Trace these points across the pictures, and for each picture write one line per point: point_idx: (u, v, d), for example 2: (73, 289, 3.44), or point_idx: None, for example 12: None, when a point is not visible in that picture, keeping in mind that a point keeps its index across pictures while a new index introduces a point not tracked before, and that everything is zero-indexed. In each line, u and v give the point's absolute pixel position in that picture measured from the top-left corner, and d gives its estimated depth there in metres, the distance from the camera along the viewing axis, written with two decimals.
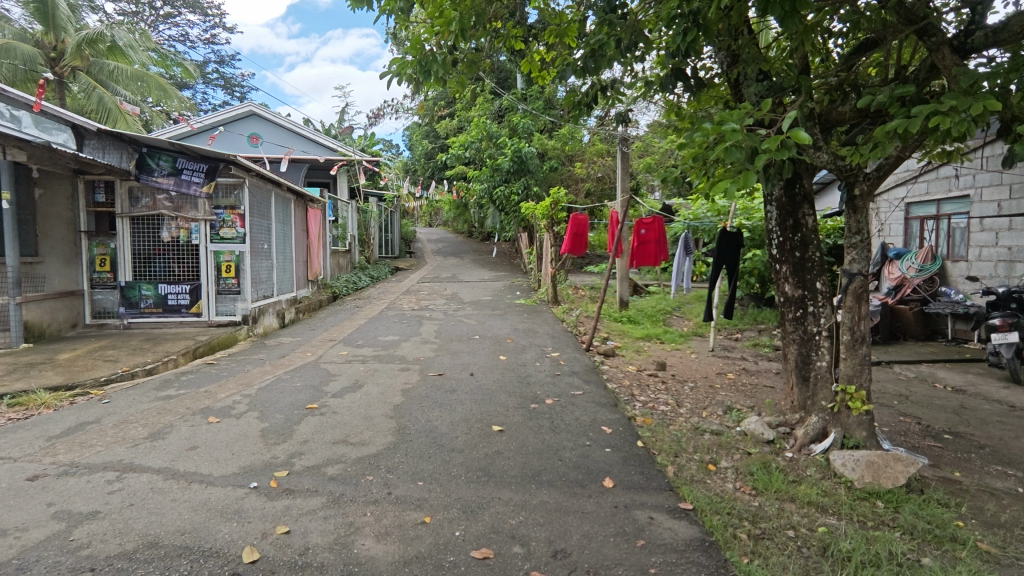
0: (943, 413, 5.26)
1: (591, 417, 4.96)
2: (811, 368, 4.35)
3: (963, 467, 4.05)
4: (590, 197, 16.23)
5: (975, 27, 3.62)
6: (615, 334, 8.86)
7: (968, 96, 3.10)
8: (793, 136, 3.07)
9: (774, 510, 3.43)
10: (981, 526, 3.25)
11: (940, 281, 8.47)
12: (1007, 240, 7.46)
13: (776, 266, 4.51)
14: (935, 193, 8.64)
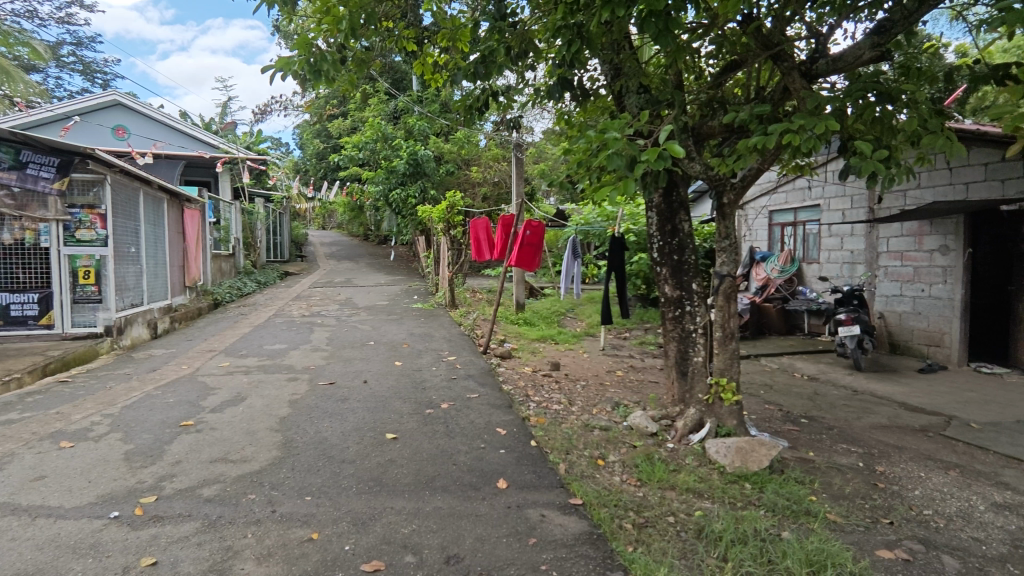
0: (800, 400, 5.87)
1: (486, 419, 4.99)
2: (688, 363, 4.68)
3: (816, 447, 4.53)
4: (486, 201, 16.33)
5: (819, 56, 4.07)
6: (512, 336, 9.01)
7: (813, 116, 3.47)
8: (669, 149, 3.26)
9: (656, 498, 3.65)
10: (830, 498, 3.65)
11: (797, 281, 9.46)
12: (850, 245, 8.46)
13: (657, 268, 4.79)
14: (793, 202, 9.62)
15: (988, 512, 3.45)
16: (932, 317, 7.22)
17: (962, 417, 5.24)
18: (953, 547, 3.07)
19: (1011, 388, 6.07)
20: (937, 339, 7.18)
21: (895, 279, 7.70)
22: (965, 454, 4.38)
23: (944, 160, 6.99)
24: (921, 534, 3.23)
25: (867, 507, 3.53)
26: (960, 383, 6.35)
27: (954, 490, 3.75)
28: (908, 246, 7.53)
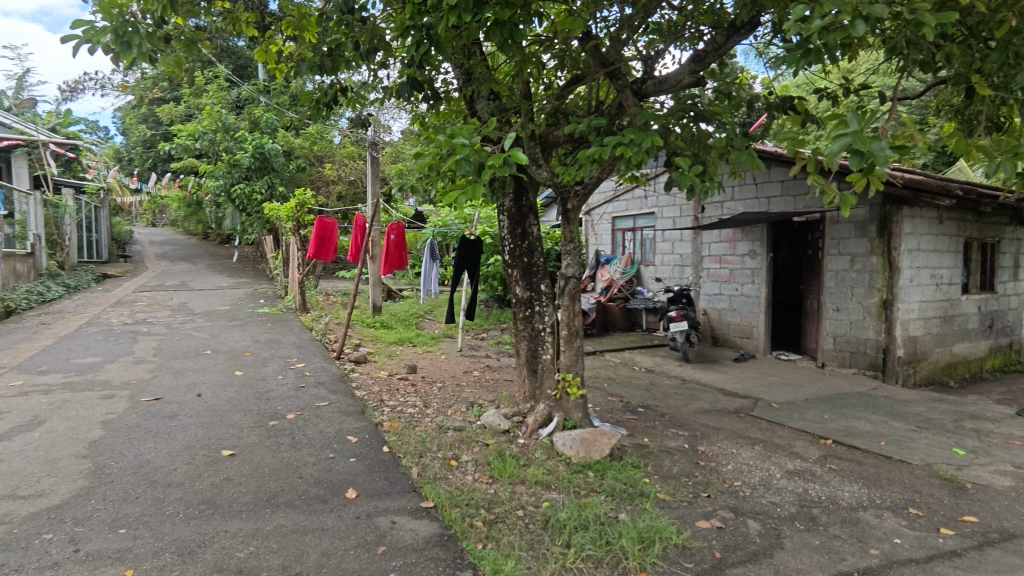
0: (638, 391, 6.42)
1: (337, 427, 4.78)
2: (539, 361, 4.88)
3: (650, 433, 4.97)
4: (342, 200, 15.70)
5: (648, 77, 4.45)
6: (368, 340, 8.73)
7: (643, 132, 3.81)
8: (513, 156, 3.37)
9: (507, 493, 3.76)
10: (660, 479, 4.03)
11: (637, 282, 10.33)
12: (680, 249, 9.41)
13: (509, 270, 4.93)
14: (632, 210, 10.47)
15: (783, 478, 4.03)
16: (744, 312, 8.28)
17: (766, 398, 6.07)
18: (757, 512, 3.54)
19: (803, 372, 7.16)
20: (748, 331, 8.24)
21: (715, 280, 8.71)
22: (768, 430, 5.08)
23: (751, 177, 8.03)
24: (732, 502, 3.68)
25: (690, 484, 3.94)
26: (766, 369, 7.35)
27: (758, 462, 4.33)
28: (725, 251, 8.55)
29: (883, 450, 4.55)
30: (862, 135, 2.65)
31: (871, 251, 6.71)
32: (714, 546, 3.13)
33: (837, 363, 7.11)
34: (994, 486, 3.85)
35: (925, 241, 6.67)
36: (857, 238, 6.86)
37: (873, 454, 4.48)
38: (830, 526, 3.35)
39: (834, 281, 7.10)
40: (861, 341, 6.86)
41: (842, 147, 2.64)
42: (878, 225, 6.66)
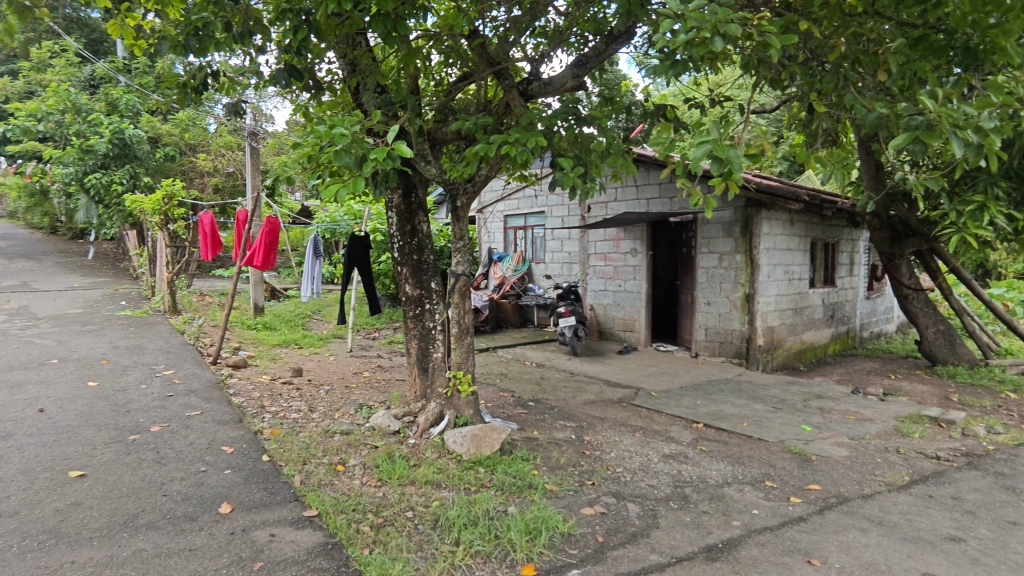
0: (529, 385, 6.56)
1: (209, 438, 4.43)
2: (429, 359, 4.83)
3: (539, 426, 5.11)
4: (218, 193, 14.54)
5: (534, 78, 4.53)
6: (249, 343, 8.16)
7: (528, 132, 3.91)
8: (397, 150, 3.30)
9: (396, 495, 3.68)
10: (549, 470, 4.15)
11: (528, 279, 10.57)
12: (568, 247, 9.74)
13: (398, 268, 4.83)
14: (523, 209, 10.69)
15: (660, 462, 4.31)
16: (627, 307, 8.75)
17: (646, 388, 6.46)
18: (636, 495, 3.76)
19: (679, 361, 7.70)
20: (631, 325, 8.73)
21: (601, 277, 9.12)
22: (647, 418, 5.41)
23: (632, 179, 8.49)
24: (614, 488, 3.87)
25: (576, 473, 4.10)
26: (646, 360, 7.82)
27: (638, 448, 4.59)
28: (609, 249, 8.98)
29: (746, 430, 5.00)
30: (720, 143, 2.92)
31: (735, 249, 7.36)
32: (598, 531, 3.28)
33: (708, 352, 7.73)
34: (834, 457, 4.37)
35: (780, 241, 7.43)
36: (724, 238, 7.49)
37: (737, 435, 4.92)
38: (699, 502, 3.64)
39: (705, 277, 7.71)
40: (728, 332, 7.51)
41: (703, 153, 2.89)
42: (741, 226, 7.31)
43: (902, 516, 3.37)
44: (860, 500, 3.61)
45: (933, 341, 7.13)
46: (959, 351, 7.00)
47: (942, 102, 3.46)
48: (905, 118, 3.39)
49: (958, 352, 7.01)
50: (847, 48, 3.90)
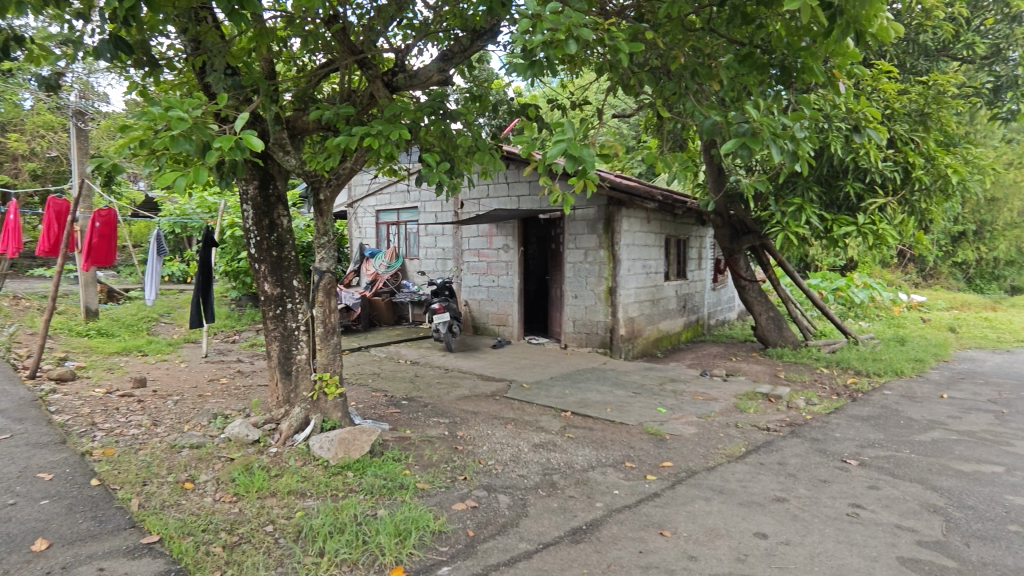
0: (402, 384, 6.44)
1: (22, 465, 3.81)
2: (292, 362, 4.54)
3: (412, 425, 5.03)
4: (36, 181, 12.56)
5: (399, 70, 4.42)
6: (77, 352, 7.13)
7: (392, 125, 3.84)
8: (245, 138, 3.04)
9: (254, 510, 3.41)
10: (421, 468, 4.10)
11: (402, 275, 10.38)
12: (442, 244, 9.69)
13: (255, 265, 4.47)
14: (395, 204, 10.47)
15: (530, 452, 4.44)
16: (500, 302, 8.91)
17: (519, 380, 6.62)
18: (506, 486, 3.83)
19: (550, 353, 7.99)
20: (504, 319, 8.89)
21: (475, 272, 9.18)
22: (519, 409, 5.54)
23: (503, 176, 8.65)
24: (485, 481, 3.91)
25: (448, 469, 4.09)
26: (519, 353, 8.03)
27: (509, 440, 4.69)
28: (482, 245, 9.07)
29: (609, 415, 5.31)
30: (575, 142, 3.09)
31: (599, 245, 7.78)
32: (468, 526, 3.29)
33: (576, 343, 8.10)
34: (684, 434, 4.78)
35: (638, 237, 7.98)
36: (588, 234, 7.88)
37: (601, 420, 5.21)
38: (566, 488, 3.79)
39: (572, 272, 8.07)
40: (593, 323, 7.92)
41: (559, 151, 3.04)
42: (603, 223, 7.74)
43: (739, 483, 3.77)
44: (705, 472, 3.98)
45: (765, 326, 8.07)
46: (785, 334, 8.00)
47: (764, 114, 3.91)
48: (734, 126, 3.79)
49: (785, 335, 8.01)
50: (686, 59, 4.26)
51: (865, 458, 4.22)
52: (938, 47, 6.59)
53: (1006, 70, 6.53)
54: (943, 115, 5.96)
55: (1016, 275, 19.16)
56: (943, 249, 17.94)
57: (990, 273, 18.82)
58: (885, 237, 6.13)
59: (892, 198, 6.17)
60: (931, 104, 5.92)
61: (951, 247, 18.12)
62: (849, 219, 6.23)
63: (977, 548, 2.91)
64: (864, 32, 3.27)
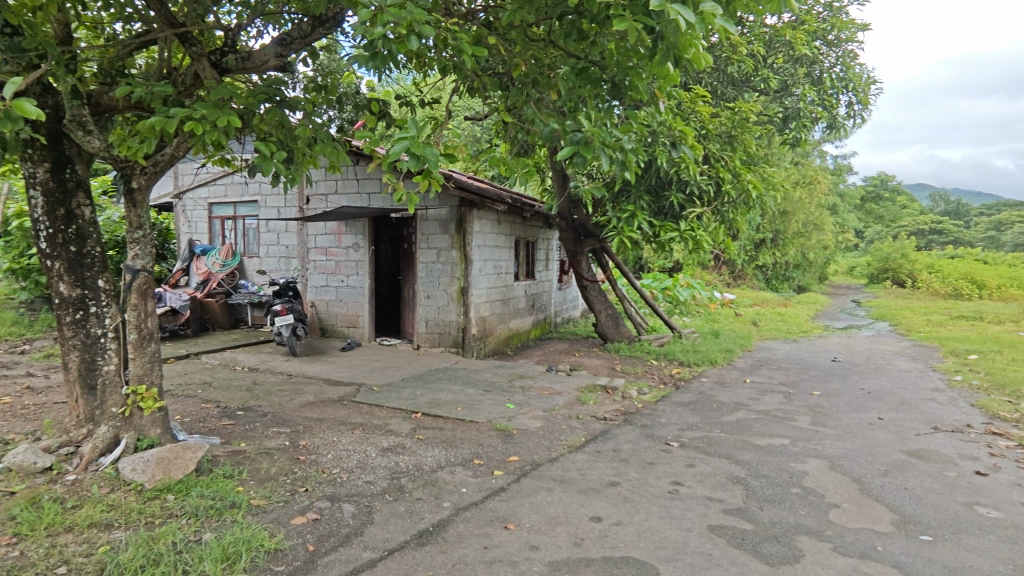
0: (238, 392, 5.92)
1: None
2: (97, 374, 3.93)
3: (248, 437, 4.63)
4: None
5: (229, 50, 4.07)
6: None
7: (217, 109, 3.52)
8: (18, 108, 2.57)
9: (42, 550, 2.90)
10: (256, 484, 3.78)
11: (239, 275, 9.53)
12: (285, 241, 9.06)
13: (46, 262, 3.80)
14: (231, 196, 9.59)
15: (378, 456, 4.32)
16: (350, 303, 8.56)
17: (368, 383, 6.42)
18: (351, 494, 3.68)
19: (401, 354, 7.86)
20: (354, 320, 8.56)
21: (322, 271, 8.72)
22: (367, 413, 5.37)
23: (352, 172, 8.32)
24: (328, 491, 3.72)
25: (288, 482, 3.83)
26: (369, 356, 7.79)
27: (356, 445, 4.52)
28: (330, 243, 8.64)
29: (459, 414, 5.36)
30: (417, 141, 3.12)
31: (451, 245, 7.81)
32: (308, 540, 3.09)
33: (428, 344, 8.07)
34: (530, 429, 4.98)
35: (489, 238, 8.15)
36: (440, 234, 7.87)
37: (451, 420, 5.23)
38: (414, 490, 3.74)
39: (424, 272, 8.01)
40: (445, 323, 7.94)
41: (401, 148, 3.06)
42: (455, 223, 7.79)
43: (578, 472, 4.01)
44: (548, 463, 4.18)
45: (605, 322, 8.71)
46: (622, 330, 8.69)
47: (597, 126, 4.21)
48: (568, 133, 4.09)
49: (621, 331, 8.70)
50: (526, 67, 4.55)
51: (684, 439, 4.72)
52: (742, 78, 7.59)
53: (791, 103, 7.72)
54: (745, 138, 6.87)
55: (801, 276, 22.81)
56: (748, 254, 20.77)
57: (782, 275, 22.17)
58: (701, 242, 6.95)
59: (707, 208, 6.99)
60: (736, 127, 6.77)
61: (754, 253, 21.03)
62: (673, 226, 6.99)
63: (768, 510, 3.39)
64: (680, 58, 3.59)
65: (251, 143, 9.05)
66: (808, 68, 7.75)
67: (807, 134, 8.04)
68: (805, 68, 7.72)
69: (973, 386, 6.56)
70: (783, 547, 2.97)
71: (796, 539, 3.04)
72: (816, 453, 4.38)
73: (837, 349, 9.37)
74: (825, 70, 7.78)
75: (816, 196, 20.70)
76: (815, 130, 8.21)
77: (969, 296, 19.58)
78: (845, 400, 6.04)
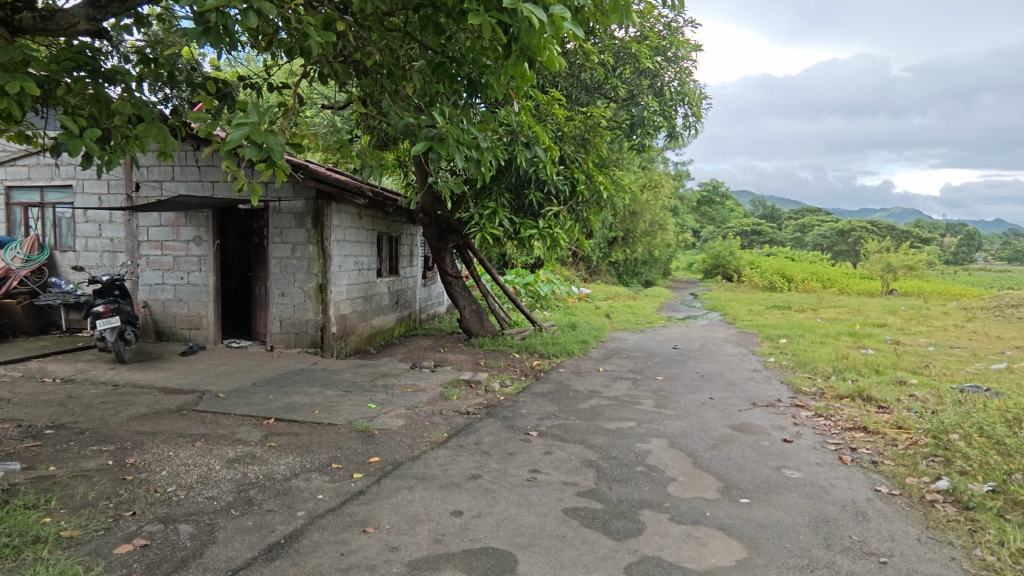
0: (48, 408, 5.09)
1: None
2: None
3: (59, 459, 4.00)
4: None
5: (24, 7, 3.49)
6: None
7: (5, 74, 2.99)
8: None
9: None
10: (68, 513, 3.27)
11: (49, 272, 8.20)
12: (108, 233, 7.96)
13: None
14: (37, 179, 8.21)
15: (222, 469, 3.96)
16: (190, 303, 7.75)
17: (212, 389, 5.86)
18: (189, 514, 3.33)
19: (251, 357, 7.30)
20: (196, 322, 7.78)
21: (156, 268, 7.78)
22: (211, 423, 4.91)
23: (190, 158, 7.53)
24: (162, 512, 3.33)
25: (110, 507, 3.37)
26: (214, 359, 7.12)
27: (196, 459, 4.10)
28: (165, 236, 7.76)
29: (316, 418, 5.09)
30: (259, 128, 2.93)
31: (307, 240, 7.40)
32: (134, 570, 2.75)
33: (283, 344, 7.58)
34: (392, 428, 4.88)
35: (349, 233, 7.83)
36: (295, 228, 7.41)
37: (307, 424, 4.95)
38: (264, 502, 3.49)
39: (277, 268, 7.50)
40: (302, 323, 7.51)
41: (240, 134, 2.86)
42: (312, 217, 7.38)
43: (440, 467, 4.01)
44: (410, 462, 4.12)
45: (469, 317, 8.80)
46: (485, 324, 8.83)
47: (454, 121, 4.25)
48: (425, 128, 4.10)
49: (485, 325, 8.85)
50: (380, 58, 4.42)
51: (543, 428, 4.93)
52: (594, 84, 8.10)
53: (637, 112, 8.35)
54: (598, 142, 7.29)
55: (648, 271, 24.87)
56: (602, 251, 22.15)
57: (632, 270, 23.97)
58: (558, 239, 7.34)
59: (563, 207, 7.37)
60: (589, 131, 7.16)
61: (607, 250, 22.48)
62: (532, 223, 7.29)
63: (616, 489, 3.66)
64: (535, 59, 3.72)
65: (58, 120, 7.78)
66: (651, 80, 8.41)
67: (650, 141, 8.78)
68: (649, 80, 8.36)
69: (783, 366, 7.61)
70: (629, 521, 3.21)
71: (640, 513, 3.32)
72: (658, 433, 4.81)
73: (676, 337, 10.36)
74: (665, 83, 8.48)
75: (660, 198, 22.69)
76: (658, 137, 8.96)
77: (781, 288, 22.69)
78: (683, 383, 6.71)
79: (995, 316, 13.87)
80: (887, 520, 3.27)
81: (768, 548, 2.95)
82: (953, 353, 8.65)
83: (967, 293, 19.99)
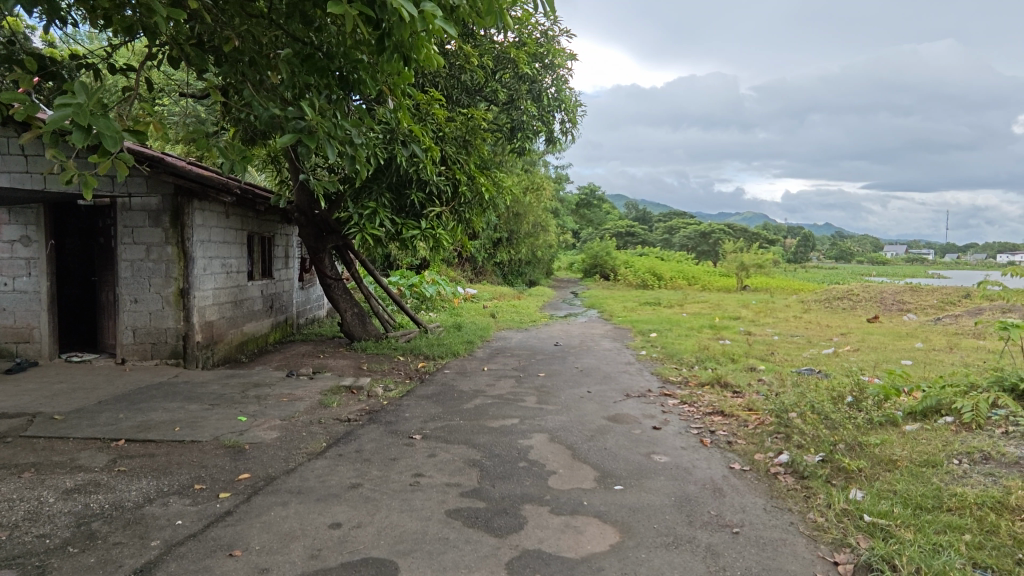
0: None
1: None
2: None
3: None
4: None
5: None
6: None
7: None
8: None
9: None
10: None
11: None
12: None
13: None
14: None
15: (57, 501, 3.47)
16: (18, 313, 6.72)
17: (46, 411, 5.12)
18: (13, 557, 2.88)
19: (97, 372, 6.48)
20: (26, 334, 6.76)
21: None
22: (45, 449, 4.29)
23: (16, 146, 6.55)
24: None
25: None
26: (48, 376, 6.23)
27: (24, 492, 3.56)
28: None
29: (176, 435, 4.64)
30: (85, 110, 2.61)
31: (165, 240, 6.72)
32: None
33: (137, 356, 6.83)
34: (264, 441, 4.57)
35: (214, 234, 7.22)
36: (150, 227, 6.70)
37: (165, 443, 4.50)
38: (110, 535, 3.11)
39: (129, 272, 6.74)
40: (160, 331, 6.81)
41: (60, 116, 2.53)
42: (170, 215, 6.71)
43: (318, 479, 3.82)
44: (284, 476, 3.89)
45: (350, 321, 8.47)
46: (368, 328, 8.55)
47: (325, 114, 4.06)
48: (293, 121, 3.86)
49: (368, 329, 8.56)
50: (239, 43, 4.19)
51: (426, 431, 4.87)
52: (474, 86, 8.18)
53: (517, 116, 8.53)
54: (478, 143, 7.31)
55: (532, 271, 25.56)
56: (488, 252, 22.40)
57: (516, 270, 24.51)
58: (441, 239, 7.29)
59: (445, 207, 7.35)
60: (470, 132, 7.18)
61: (492, 251, 22.80)
62: (414, 224, 7.16)
63: (499, 486, 3.71)
64: (409, 56, 3.66)
65: None
66: (530, 84, 8.60)
67: (530, 144, 9.01)
68: (527, 85, 8.54)
69: (653, 358, 8.17)
70: (511, 517, 3.27)
71: (521, 508, 3.39)
72: (539, 428, 4.95)
73: (558, 334, 10.75)
74: (543, 88, 8.70)
75: (542, 201, 23.38)
76: (537, 141, 9.21)
77: (652, 285, 24.33)
78: (563, 378, 6.97)
79: (826, 308, 15.91)
80: (740, 494, 3.62)
81: (638, 529, 3.15)
82: (794, 341, 9.79)
83: (804, 288, 22.76)
